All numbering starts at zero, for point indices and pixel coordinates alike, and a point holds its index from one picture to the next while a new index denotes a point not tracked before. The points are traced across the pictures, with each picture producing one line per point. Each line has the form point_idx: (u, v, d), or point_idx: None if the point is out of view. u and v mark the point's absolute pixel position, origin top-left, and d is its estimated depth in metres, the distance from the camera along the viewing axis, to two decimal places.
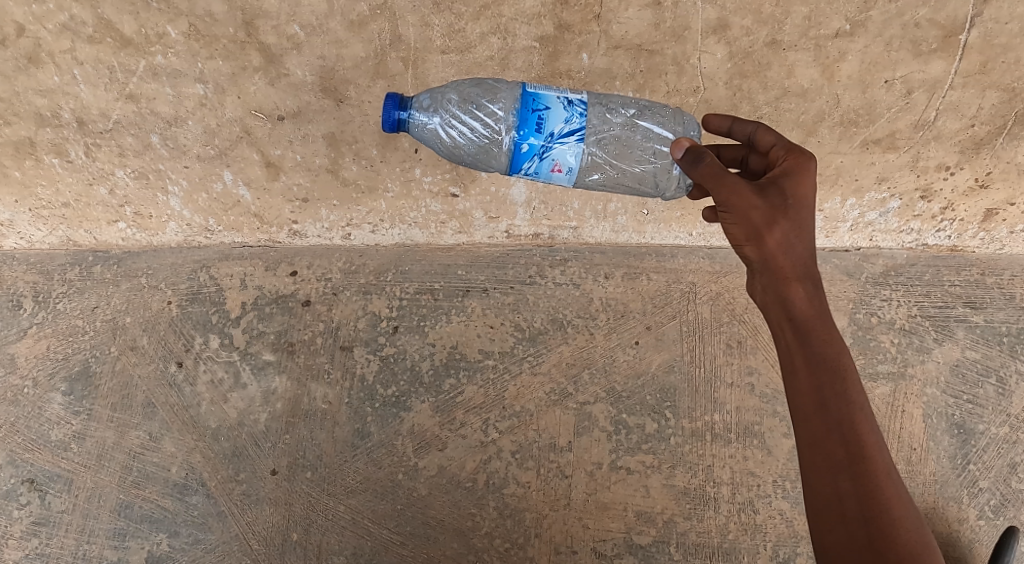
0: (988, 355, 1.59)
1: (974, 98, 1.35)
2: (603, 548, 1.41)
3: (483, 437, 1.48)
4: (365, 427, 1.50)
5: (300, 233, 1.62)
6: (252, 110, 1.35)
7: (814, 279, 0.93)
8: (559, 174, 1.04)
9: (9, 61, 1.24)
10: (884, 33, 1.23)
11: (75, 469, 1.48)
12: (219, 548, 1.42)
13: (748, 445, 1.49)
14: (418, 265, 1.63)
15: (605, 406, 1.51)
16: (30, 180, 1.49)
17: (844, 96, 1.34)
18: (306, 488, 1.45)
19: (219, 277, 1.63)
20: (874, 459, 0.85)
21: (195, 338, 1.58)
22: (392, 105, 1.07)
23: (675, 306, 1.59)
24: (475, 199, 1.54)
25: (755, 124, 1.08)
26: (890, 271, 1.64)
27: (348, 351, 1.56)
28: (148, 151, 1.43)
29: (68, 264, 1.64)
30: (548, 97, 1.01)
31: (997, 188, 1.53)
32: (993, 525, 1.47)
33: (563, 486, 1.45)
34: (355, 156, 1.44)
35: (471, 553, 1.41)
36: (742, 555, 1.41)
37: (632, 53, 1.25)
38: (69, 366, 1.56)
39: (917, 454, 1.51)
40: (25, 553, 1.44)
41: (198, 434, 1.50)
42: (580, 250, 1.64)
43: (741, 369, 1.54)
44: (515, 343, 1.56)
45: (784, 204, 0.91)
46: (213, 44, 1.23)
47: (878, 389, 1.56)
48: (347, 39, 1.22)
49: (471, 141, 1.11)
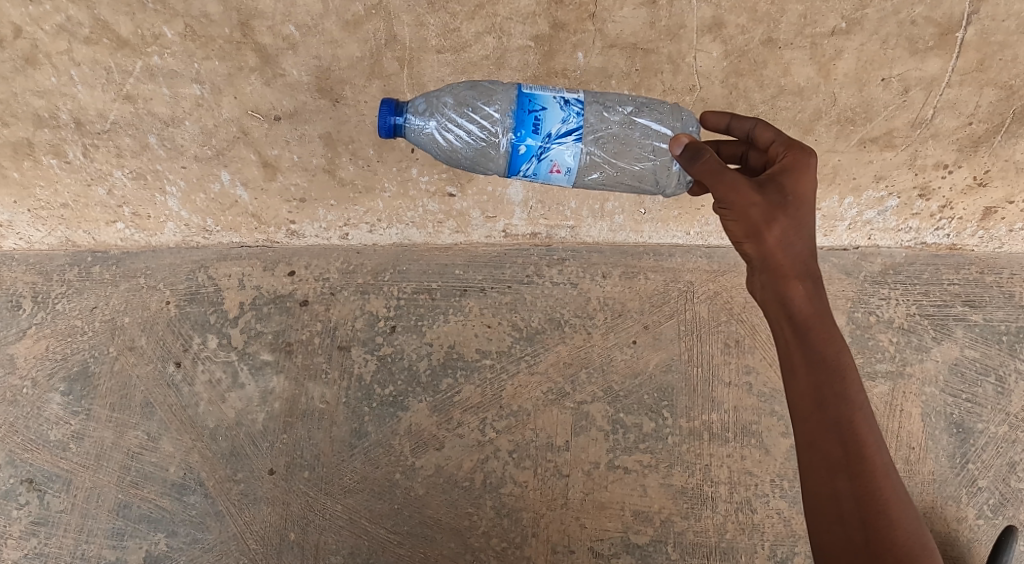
0: (987, 354, 1.59)
1: (971, 96, 1.34)
2: (600, 547, 1.41)
3: (480, 437, 1.48)
4: (363, 427, 1.50)
5: (297, 233, 1.62)
6: (249, 110, 1.35)
7: (813, 276, 0.93)
8: (558, 174, 1.04)
9: (7, 63, 1.25)
10: (880, 30, 1.23)
11: (74, 469, 1.49)
12: (216, 547, 1.43)
13: (746, 444, 1.49)
14: (416, 265, 1.63)
15: (602, 405, 1.51)
16: (29, 181, 1.50)
17: (840, 94, 1.34)
18: (303, 488, 1.45)
19: (217, 277, 1.63)
20: (873, 459, 0.85)
21: (193, 338, 1.58)
22: (387, 111, 1.08)
23: (672, 305, 1.59)
24: (472, 199, 1.54)
25: (753, 120, 1.08)
26: (888, 269, 1.64)
27: (346, 350, 1.56)
28: (146, 151, 1.44)
29: (68, 265, 1.65)
30: (544, 98, 1.01)
31: (996, 186, 1.53)
32: (991, 524, 1.47)
33: (560, 485, 1.45)
34: (351, 156, 1.44)
35: (468, 552, 1.41)
36: (740, 554, 1.41)
37: (627, 52, 1.25)
38: (68, 367, 1.57)
39: (915, 453, 1.51)
40: (24, 553, 1.44)
41: (196, 434, 1.51)
42: (578, 250, 1.64)
43: (738, 368, 1.54)
44: (512, 342, 1.56)
45: (783, 201, 0.91)
46: (209, 45, 1.23)
47: (876, 388, 1.55)
48: (342, 39, 1.23)
49: (467, 144, 1.11)
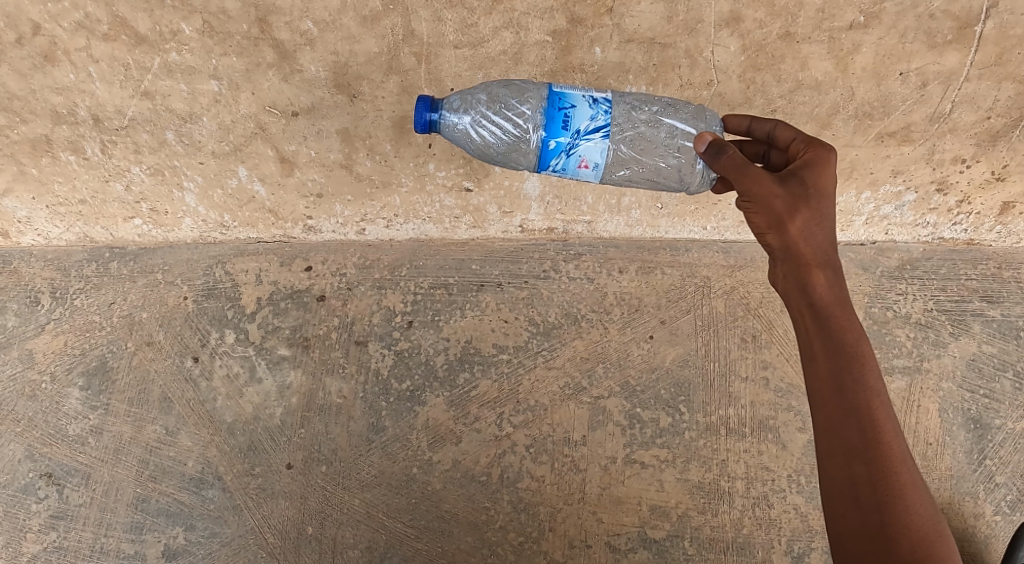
0: (1005, 350, 1.58)
1: (989, 90, 1.34)
2: (617, 542, 1.41)
3: (498, 432, 1.49)
4: (380, 422, 1.50)
5: (314, 229, 1.63)
6: (266, 106, 1.36)
7: (834, 266, 0.93)
8: (586, 170, 1.04)
9: (26, 60, 1.26)
10: (898, 24, 1.23)
11: (93, 463, 1.50)
12: (234, 541, 1.43)
13: (764, 439, 1.49)
14: (432, 260, 1.64)
15: (619, 400, 1.51)
16: (47, 177, 1.51)
17: (858, 89, 1.34)
18: (320, 482, 1.46)
19: (234, 273, 1.64)
20: (890, 446, 0.84)
21: (210, 333, 1.59)
22: (424, 107, 1.09)
23: (689, 299, 1.59)
24: (488, 193, 1.54)
25: (774, 121, 1.08)
26: (905, 264, 1.64)
27: (362, 346, 1.56)
28: (163, 147, 1.45)
29: (86, 260, 1.66)
30: (574, 96, 1.02)
31: (1014, 180, 1.52)
32: (1010, 521, 1.45)
33: (577, 480, 1.45)
34: (368, 151, 1.45)
35: (485, 546, 1.41)
36: (757, 550, 1.40)
37: (644, 47, 1.25)
38: (86, 362, 1.58)
39: (933, 449, 1.50)
40: (43, 547, 1.45)
41: (214, 429, 1.51)
42: (594, 244, 1.65)
43: (755, 363, 1.54)
44: (529, 337, 1.56)
45: (805, 193, 0.92)
46: (226, 41, 1.24)
47: (894, 383, 1.55)
48: (359, 34, 1.23)
49: (500, 141, 1.12)
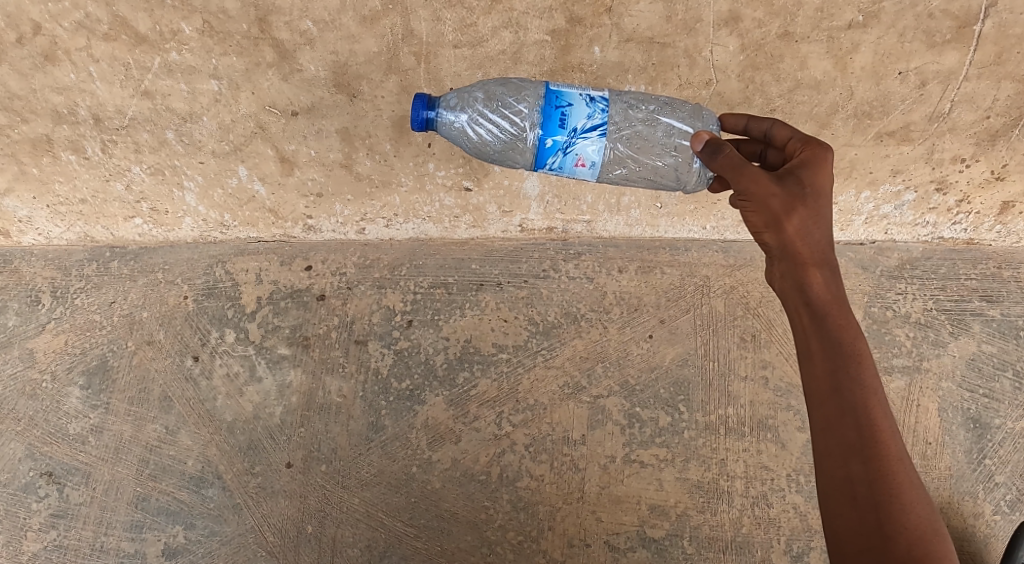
0: (1005, 350, 1.58)
1: (988, 90, 1.34)
2: (616, 541, 1.41)
3: (497, 431, 1.49)
4: (380, 421, 1.51)
5: (314, 228, 1.64)
6: (266, 106, 1.36)
7: (831, 265, 0.93)
8: (583, 169, 1.04)
9: (26, 60, 1.26)
10: (897, 24, 1.23)
11: (93, 462, 1.50)
12: (233, 540, 1.43)
13: (763, 438, 1.49)
14: (432, 260, 1.64)
15: (618, 399, 1.51)
16: (47, 176, 1.51)
17: (857, 88, 1.34)
18: (320, 481, 1.46)
19: (234, 272, 1.64)
20: (887, 445, 0.84)
21: (210, 332, 1.60)
22: (421, 105, 1.08)
23: (689, 299, 1.59)
24: (488, 193, 1.55)
25: (771, 120, 1.08)
26: (904, 264, 1.64)
27: (362, 345, 1.57)
28: (164, 147, 1.45)
29: (87, 260, 1.67)
30: (571, 95, 1.02)
31: (1013, 180, 1.52)
32: (1009, 521, 1.45)
33: (577, 479, 1.45)
34: (368, 151, 1.45)
35: (484, 545, 1.41)
36: (756, 549, 1.41)
37: (643, 46, 1.26)
38: (86, 361, 1.58)
39: (932, 448, 1.50)
40: (44, 546, 1.45)
41: (214, 428, 1.52)
42: (594, 243, 1.65)
43: (755, 362, 1.54)
44: (528, 336, 1.57)
45: (802, 192, 0.92)
46: (226, 41, 1.24)
47: (893, 383, 1.55)
48: (359, 34, 1.23)
49: (498, 139, 1.12)
